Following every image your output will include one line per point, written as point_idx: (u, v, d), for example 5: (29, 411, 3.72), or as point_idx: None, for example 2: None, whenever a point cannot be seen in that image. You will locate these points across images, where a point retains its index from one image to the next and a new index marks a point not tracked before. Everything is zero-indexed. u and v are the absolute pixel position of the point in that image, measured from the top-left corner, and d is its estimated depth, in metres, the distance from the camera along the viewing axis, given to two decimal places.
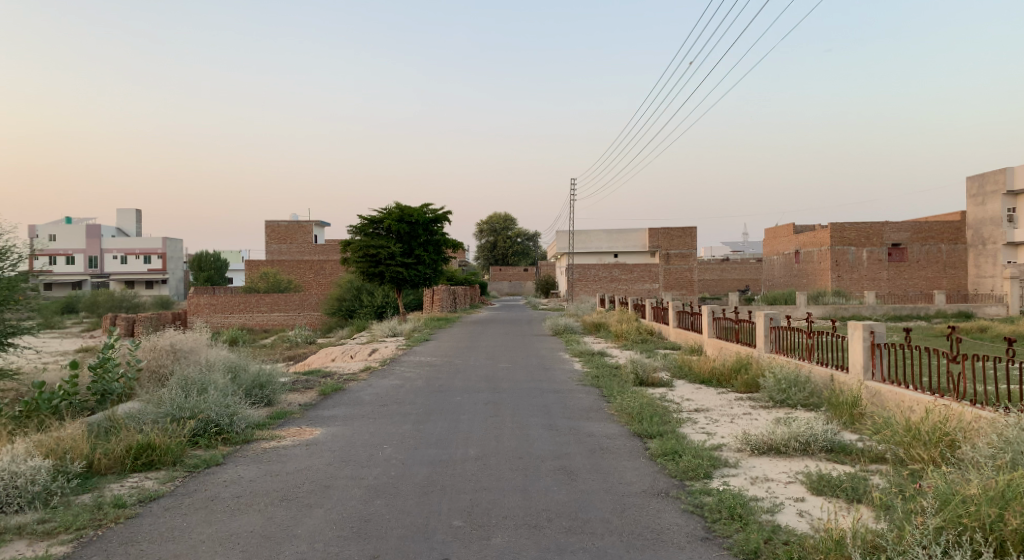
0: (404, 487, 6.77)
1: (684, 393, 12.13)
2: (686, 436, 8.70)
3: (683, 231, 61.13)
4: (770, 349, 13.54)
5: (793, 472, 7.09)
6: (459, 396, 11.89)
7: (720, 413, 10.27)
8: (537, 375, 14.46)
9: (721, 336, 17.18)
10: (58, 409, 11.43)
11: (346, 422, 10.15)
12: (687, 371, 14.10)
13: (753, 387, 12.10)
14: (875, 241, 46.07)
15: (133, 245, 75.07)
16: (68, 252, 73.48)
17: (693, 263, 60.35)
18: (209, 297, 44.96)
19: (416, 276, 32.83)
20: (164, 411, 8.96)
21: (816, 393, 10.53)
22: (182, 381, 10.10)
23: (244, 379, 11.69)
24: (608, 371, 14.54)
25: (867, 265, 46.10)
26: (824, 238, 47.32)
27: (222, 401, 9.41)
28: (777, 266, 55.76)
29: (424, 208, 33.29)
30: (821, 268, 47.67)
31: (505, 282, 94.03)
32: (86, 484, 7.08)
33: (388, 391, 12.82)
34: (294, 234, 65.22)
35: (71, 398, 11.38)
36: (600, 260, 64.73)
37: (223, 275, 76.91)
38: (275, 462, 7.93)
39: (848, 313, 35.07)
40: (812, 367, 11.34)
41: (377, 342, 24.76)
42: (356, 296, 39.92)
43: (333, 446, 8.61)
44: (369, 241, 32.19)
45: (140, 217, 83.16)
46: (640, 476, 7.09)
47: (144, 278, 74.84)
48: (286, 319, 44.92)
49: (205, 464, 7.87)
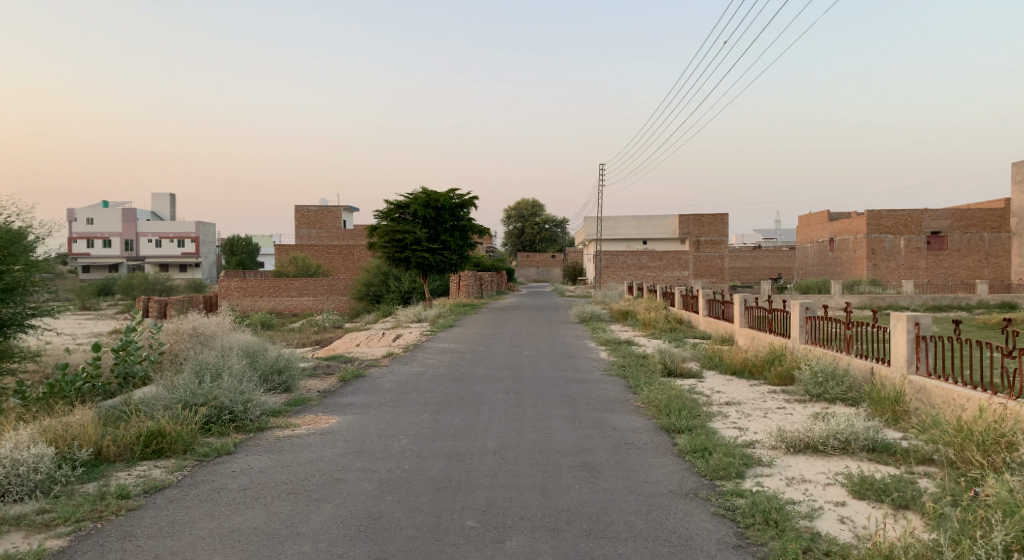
0: (418, 482, 6.43)
1: (714, 385, 11.64)
2: (717, 431, 8.26)
3: (714, 218, 60.11)
4: (805, 340, 12.97)
5: (832, 472, 6.61)
6: (481, 385, 11.56)
7: (751, 407, 9.80)
8: (561, 364, 14.07)
9: (753, 326, 16.58)
10: (80, 391, 11.32)
11: (363, 410, 9.85)
12: (717, 362, 13.60)
13: (787, 379, 11.56)
14: (913, 229, 44.76)
15: (167, 229, 75.95)
16: (104, 235, 74.65)
17: (723, 250, 59.44)
18: (239, 281, 45.20)
19: (442, 262, 32.50)
20: (177, 397, 8.75)
21: (856, 387, 9.96)
22: (197, 366, 9.87)
23: (261, 364, 11.45)
24: (635, 360, 14.11)
25: (904, 254, 44.80)
26: (860, 226, 46.13)
27: (236, 387, 9.17)
28: (810, 255, 54.58)
29: (450, 193, 32.96)
30: (856, 257, 46.48)
31: (533, 268, 93.58)
32: (92, 472, 6.89)
33: (409, 378, 12.53)
34: (323, 219, 65.43)
35: (94, 381, 11.25)
36: (629, 247, 64.04)
37: (254, 259, 77.58)
38: (288, 452, 7.65)
39: (884, 303, 34.09)
40: (850, 360, 10.77)
41: (401, 327, 24.53)
42: (383, 282, 39.81)
43: (348, 436, 8.31)
44: (395, 227, 32.01)
45: (174, 201, 84.11)
46: (667, 475, 6.68)
47: (178, 261, 75.72)
48: (314, 304, 45.03)
49: (215, 453, 7.62)
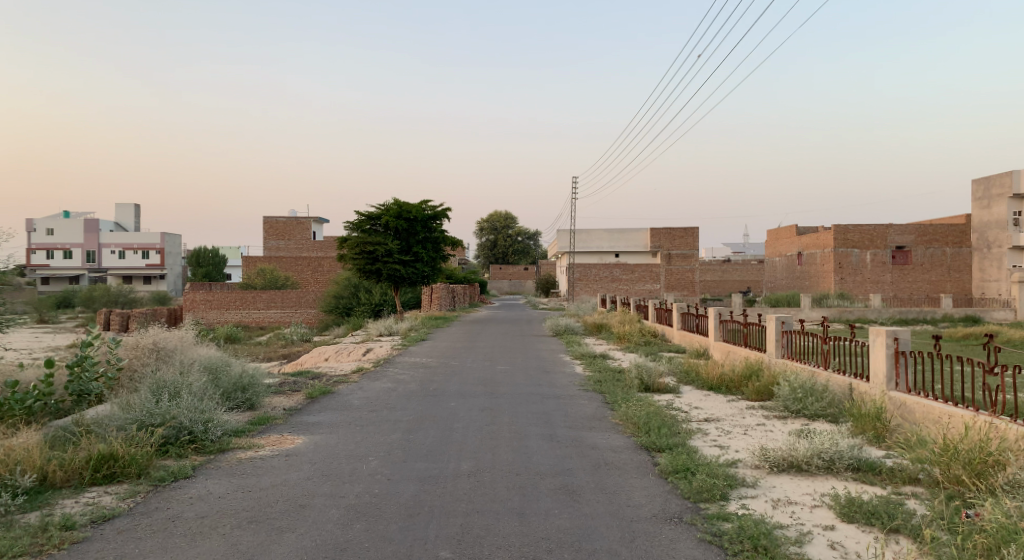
0: (388, 508, 6.08)
1: (692, 401, 11.44)
2: (699, 449, 8.03)
3: (685, 231, 60.44)
4: (782, 354, 12.83)
5: (818, 494, 6.39)
6: (454, 401, 11.21)
7: (731, 424, 9.59)
8: (537, 379, 13.77)
9: (728, 340, 16.46)
10: (31, 410, 10.76)
11: (330, 430, 9.44)
12: (694, 377, 13.39)
13: (765, 395, 11.37)
14: (878, 243, 45.40)
15: (131, 240, 74.34)
16: (65, 246, 72.81)
17: (694, 263, 59.77)
18: (205, 293, 44.25)
19: (414, 274, 32.10)
20: (132, 417, 8.29)
21: (835, 403, 9.81)
22: (154, 384, 9.39)
23: (224, 381, 10.98)
24: (610, 375, 13.87)
25: (870, 268, 45.42)
26: (827, 240, 46.69)
27: (196, 406, 8.73)
28: (779, 268, 55.14)
29: (422, 205, 32.59)
30: (823, 270, 47.00)
31: (505, 281, 93.38)
32: (35, 500, 6.45)
33: (379, 395, 12.13)
34: (292, 230, 64.54)
35: (46, 399, 10.74)
36: (601, 260, 64.14)
37: (221, 271, 76.31)
38: (250, 476, 7.25)
39: (852, 316, 34.40)
40: (829, 375, 10.61)
41: (371, 341, 24.06)
42: (353, 294, 39.22)
43: (314, 458, 7.92)
44: (366, 238, 31.55)
45: (139, 212, 82.43)
46: (649, 498, 6.42)
47: (142, 273, 74.07)
48: (282, 316, 44.21)
49: (172, 476, 7.17)
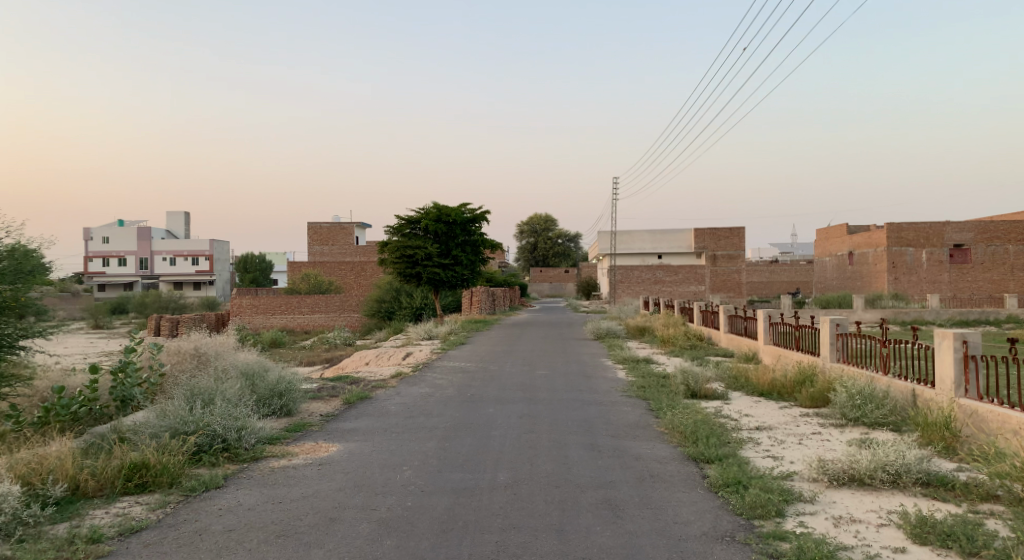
0: (420, 523, 5.78)
1: (742, 408, 10.92)
2: (751, 461, 7.56)
3: (730, 232, 59.27)
4: (836, 358, 12.22)
5: (885, 511, 5.88)
6: (492, 408, 10.89)
7: (785, 432, 9.08)
8: (577, 384, 13.37)
9: (779, 343, 15.82)
10: (76, 416, 10.76)
11: (366, 437, 9.21)
12: (743, 382, 12.84)
13: (820, 402, 10.80)
14: (935, 242, 43.70)
15: (182, 247, 75.93)
16: (119, 254, 74.78)
17: (741, 265, 58.63)
18: (252, 298, 44.78)
19: (454, 278, 31.97)
20: (166, 424, 8.15)
21: (897, 412, 9.26)
22: (189, 391, 9.27)
23: (260, 388, 10.84)
24: (655, 381, 13.38)
25: (926, 267, 43.69)
26: (880, 239, 45.12)
27: (230, 413, 8.57)
28: (829, 268, 53.63)
29: (462, 208, 32.44)
30: (876, 270, 45.42)
31: (546, 284, 92.98)
32: (65, 511, 6.33)
33: (416, 400, 11.87)
34: (335, 236, 65.19)
35: (91, 405, 10.72)
36: (644, 261, 63.32)
37: (267, 277, 77.52)
38: (281, 486, 7.04)
39: (908, 318, 33.09)
40: (890, 380, 10.00)
41: (412, 345, 23.91)
42: (395, 298, 39.27)
43: (347, 468, 7.68)
44: (406, 242, 31.50)
45: (189, 219, 84.25)
46: (698, 514, 5.99)
47: (192, 279, 75.64)
48: (326, 321, 44.59)
49: (203, 486, 6.98)
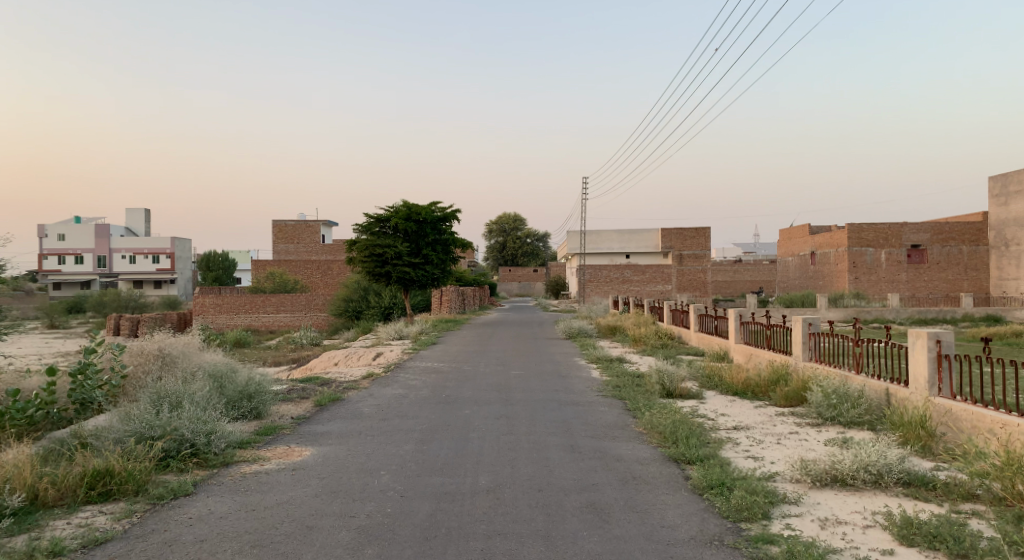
0: (402, 531, 5.60)
1: (718, 407, 10.92)
2: (732, 462, 7.53)
3: (697, 232, 59.79)
4: (808, 357, 12.31)
5: (869, 512, 5.87)
6: (468, 409, 10.72)
7: (762, 432, 9.10)
8: (552, 384, 13.27)
9: (750, 342, 15.91)
10: (32, 419, 10.39)
11: (340, 440, 8.98)
12: (717, 382, 12.85)
13: (794, 400, 10.85)
14: (894, 242, 44.61)
15: (142, 245, 74.27)
16: (77, 252, 72.87)
17: (706, 264, 59.14)
18: (215, 297, 43.94)
19: (424, 277, 31.68)
20: (131, 429, 7.83)
21: (872, 411, 9.33)
22: (155, 393, 8.92)
23: (228, 390, 10.52)
24: (629, 380, 13.33)
25: (885, 267, 44.60)
26: (841, 239, 45.93)
27: (198, 417, 8.27)
28: (792, 268, 54.45)
29: (432, 206, 32.14)
30: (838, 270, 46.22)
31: (514, 283, 92.90)
32: (23, 522, 6.02)
33: (390, 402, 11.65)
34: (301, 234, 64.32)
35: (49, 408, 10.36)
36: (612, 261, 63.56)
37: (231, 276, 76.18)
38: (255, 492, 6.81)
39: (870, 316, 33.70)
40: (863, 379, 10.07)
41: (381, 345, 23.62)
42: (362, 297, 38.83)
43: (322, 473, 7.46)
44: (375, 241, 31.12)
45: (149, 217, 82.40)
46: (684, 517, 5.92)
47: (153, 278, 74.03)
48: (292, 320, 43.91)
49: (171, 494, 6.71)
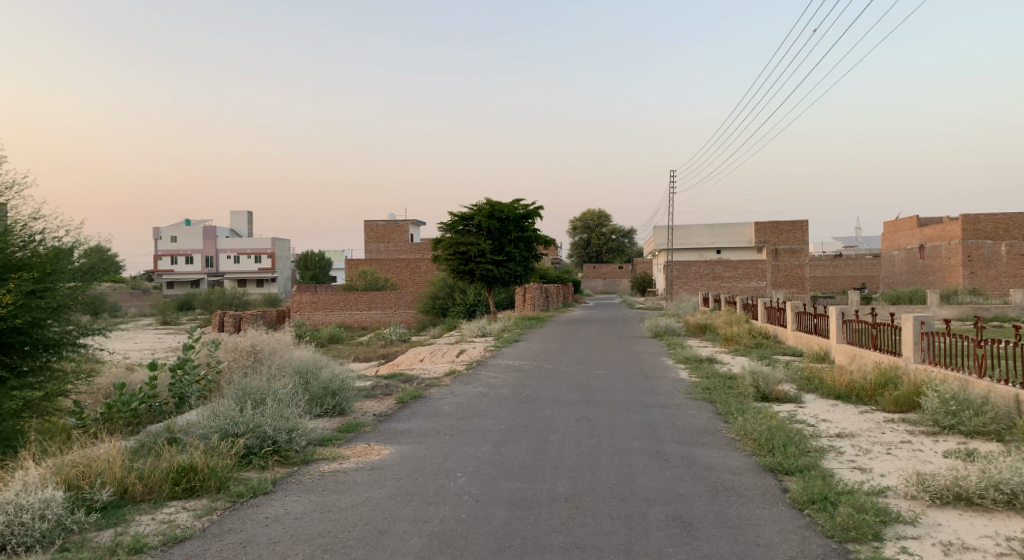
0: (476, 539, 5.34)
1: (818, 412, 10.17)
2: (836, 474, 6.91)
3: (793, 226, 57.27)
4: (921, 359, 11.35)
5: (1002, 538, 5.19)
6: (549, 410, 10.39)
7: (869, 441, 8.35)
8: (638, 385, 12.77)
9: (853, 342, 14.91)
10: (136, 412, 10.75)
11: (419, 439, 8.82)
12: (817, 384, 12.04)
13: (905, 406, 10.00)
14: (1015, 234, 41.14)
15: (245, 245, 77.66)
16: (186, 252, 77.03)
17: (804, 259, 56.49)
18: (310, 295, 45.38)
19: (507, 274, 31.57)
20: (216, 425, 7.89)
21: (999, 420, 8.43)
22: (241, 389, 9.01)
23: (312, 386, 10.57)
24: (721, 382, 12.65)
25: (1006, 261, 41.21)
26: (954, 231, 42.99)
27: (281, 414, 8.28)
28: (898, 263, 51.46)
29: (514, 204, 31.98)
30: (951, 264, 43.29)
31: (601, 280, 91.97)
32: (110, 516, 6.11)
33: (470, 400, 11.46)
34: (391, 233, 65.69)
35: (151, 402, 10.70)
36: (702, 256, 61.85)
37: (326, 274, 78.63)
38: (330, 492, 6.71)
39: (987, 314, 31.27)
40: (988, 385, 9.14)
41: (466, 342, 23.58)
42: (449, 295, 39.16)
43: (398, 473, 7.30)
44: (459, 239, 31.28)
45: (251, 219, 86.16)
46: (782, 535, 5.40)
47: (255, 277, 77.29)
48: (382, 317, 44.78)
49: (250, 492, 6.68)
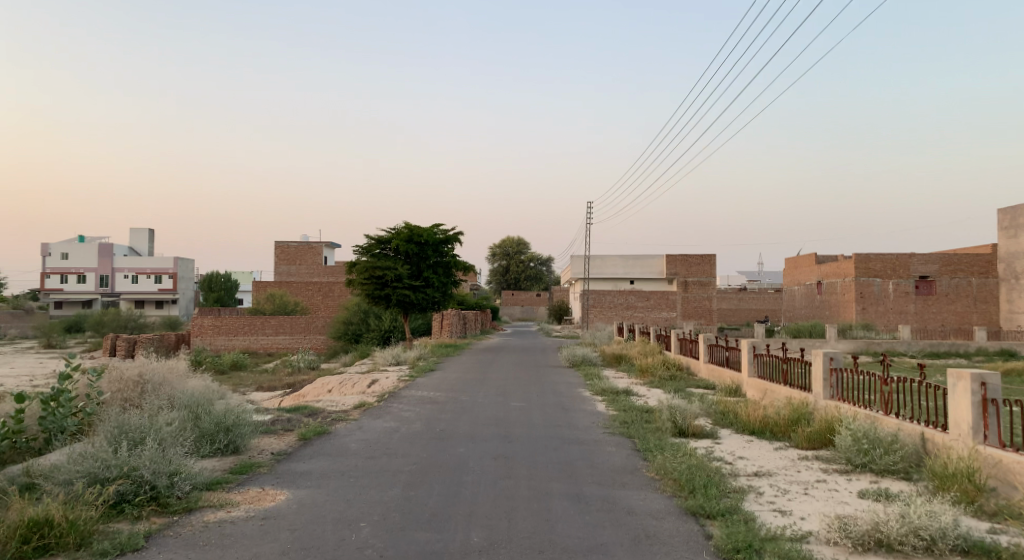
0: None
1: (734, 449, 10.04)
2: (758, 518, 6.68)
3: (702, 259, 59.04)
4: (830, 395, 11.46)
5: None
6: (462, 447, 9.86)
7: (787, 480, 8.22)
8: (554, 419, 12.40)
9: (764, 376, 15.06)
10: None
11: (319, 482, 8.12)
12: (732, 419, 11.98)
13: (818, 443, 9.99)
14: (901, 273, 43.75)
15: (144, 264, 73.65)
16: (78, 270, 72.36)
17: (712, 291, 58.19)
18: (213, 319, 43.21)
19: (424, 300, 30.86)
20: (84, 470, 6.99)
21: (910, 458, 8.46)
22: (118, 427, 8.09)
23: (203, 422, 9.68)
24: (637, 416, 12.43)
25: (893, 298, 43.71)
26: (847, 269, 45.15)
27: (162, 456, 7.43)
28: (798, 297, 53.65)
29: (434, 229, 31.42)
30: (844, 300, 45.34)
31: (517, 307, 92.08)
32: None
33: (379, 437, 10.78)
34: (303, 256, 63.73)
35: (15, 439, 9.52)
36: (616, 286, 62.80)
37: (232, 296, 75.41)
38: (213, 548, 5.97)
39: (881, 348, 32.79)
40: (896, 422, 9.22)
41: (377, 371, 22.71)
42: (362, 320, 38.02)
43: (293, 523, 6.61)
44: (376, 263, 30.39)
45: (153, 237, 81.96)
46: None
47: (154, 298, 73.29)
48: (291, 343, 43.05)
49: (117, 549, 5.86)
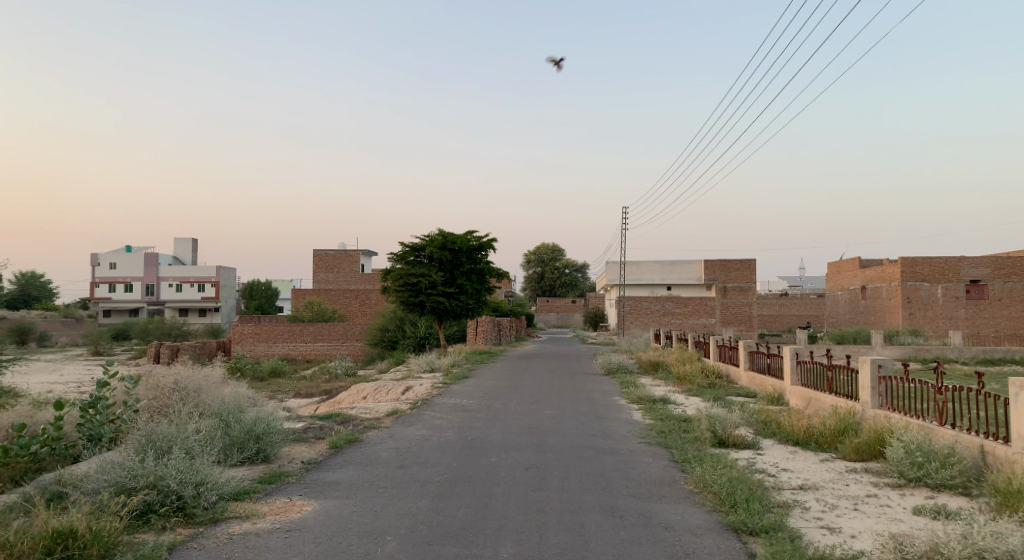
0: None
1: (778, 460, 9.61)
2: (806, 536, 6.29)
3: (741, 263, 57.46)
4: (878, 405, 10.94)
5: None
6: (494, 457, 9.61)
7: (835, 494, 7.79)
8: (589, 428, 12.06)
9: (808, 384, 14.50)
10: (37, 456, 9.52)
11: (347, 493, 7.94)
12: (774, 429, 11.51)
13: (866, 454, 9.52)
14: (951, 277, 42.27)
15: (188, 273, 75.02)
16: (125, 280, 74.07)
17: (752, 297, 56.59)
18: (253, 326, 43.57)
19: (459, 307, 30.75)
20: (110, 481, 6.90)
21: (966, 472, 7.95)
22: (147, 435, 8.01)
23: (233, 431, 9.57)
24: (675, 425, 12.03)
25: (942, 302, 42.23)
26: (895, 273, 43.79)
27: (189, 464, 7.32)
28: (841, 303, 52.35)
29: (467, 235, 31.34)
30: (891, 305, 44.03)
31: (553, 313, 91.74)
32: None
33: (410, 445, 10.58)
34: (341, 263, 64.25)
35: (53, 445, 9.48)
36: (653, 292, 62.02)
37: (273, 304, 76.38)
38: None
39: (930, 354, 31.69)
40: (952, 434, 8.72)
41: (412, 378, 22.59)
42: (399, 327, 38.10)
43: (319, 536, 6.40)
44: (410, 270, 30.37)
45: (196, 246, 83.49)
46: None
47: (198, 306, 74.65)
48: (328, 349, 43.36)
49: None
